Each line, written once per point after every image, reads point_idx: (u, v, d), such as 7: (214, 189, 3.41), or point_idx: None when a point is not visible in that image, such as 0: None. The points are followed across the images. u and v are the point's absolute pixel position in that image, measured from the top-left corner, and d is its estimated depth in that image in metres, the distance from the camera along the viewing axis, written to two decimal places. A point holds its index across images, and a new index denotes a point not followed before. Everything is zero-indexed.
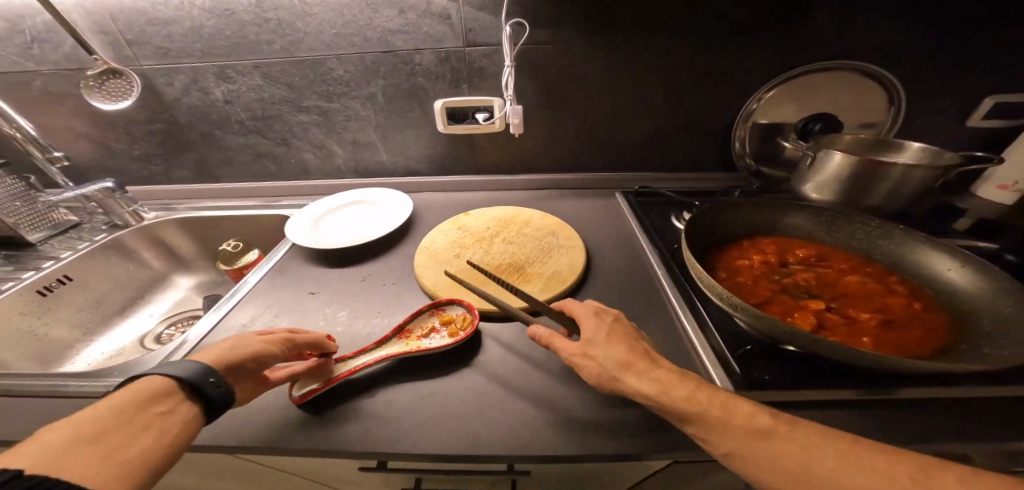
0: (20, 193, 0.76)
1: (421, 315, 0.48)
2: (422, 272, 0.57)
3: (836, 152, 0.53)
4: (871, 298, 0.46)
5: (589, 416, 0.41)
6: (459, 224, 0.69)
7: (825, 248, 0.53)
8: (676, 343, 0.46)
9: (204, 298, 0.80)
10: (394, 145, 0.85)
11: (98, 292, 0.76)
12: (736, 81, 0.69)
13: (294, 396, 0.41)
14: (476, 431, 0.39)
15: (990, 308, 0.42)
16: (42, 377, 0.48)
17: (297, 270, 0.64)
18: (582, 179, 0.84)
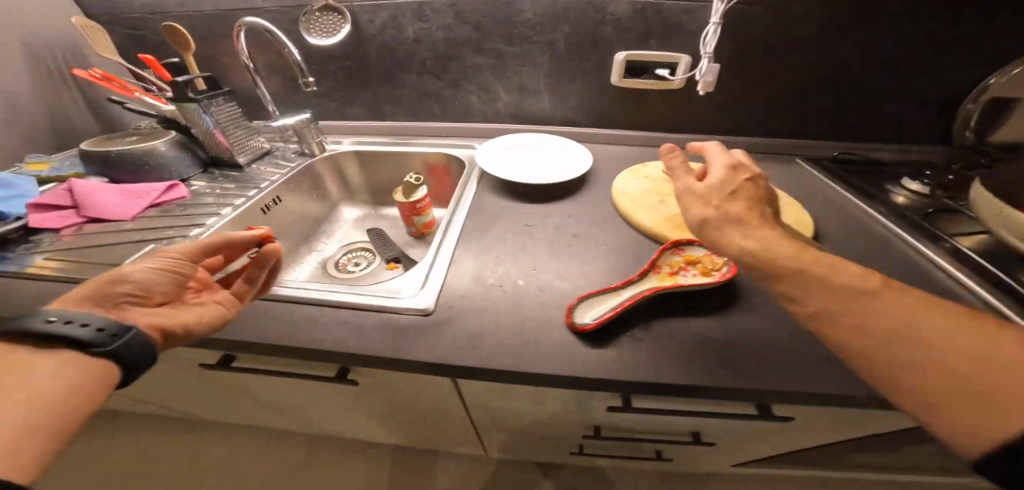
0: (235, 117, 0.80)
1: (664, 254, 0.49)
2: (637, 216, 0.58)
3: None
4: None
5: None
6: (643, 174, 0.69)
7: None
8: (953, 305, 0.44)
9: (372, 229, 0.88)
10: (559, 98, 0.84)
11: (292, 217, 0.83)
12: (976, 42, 0.63)
13: (582, 324, 0.42)
14: (773, 366, 0.39)
15: None
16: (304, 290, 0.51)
17: (496, 208, 0.67)
18: (756, 143, 0.80)
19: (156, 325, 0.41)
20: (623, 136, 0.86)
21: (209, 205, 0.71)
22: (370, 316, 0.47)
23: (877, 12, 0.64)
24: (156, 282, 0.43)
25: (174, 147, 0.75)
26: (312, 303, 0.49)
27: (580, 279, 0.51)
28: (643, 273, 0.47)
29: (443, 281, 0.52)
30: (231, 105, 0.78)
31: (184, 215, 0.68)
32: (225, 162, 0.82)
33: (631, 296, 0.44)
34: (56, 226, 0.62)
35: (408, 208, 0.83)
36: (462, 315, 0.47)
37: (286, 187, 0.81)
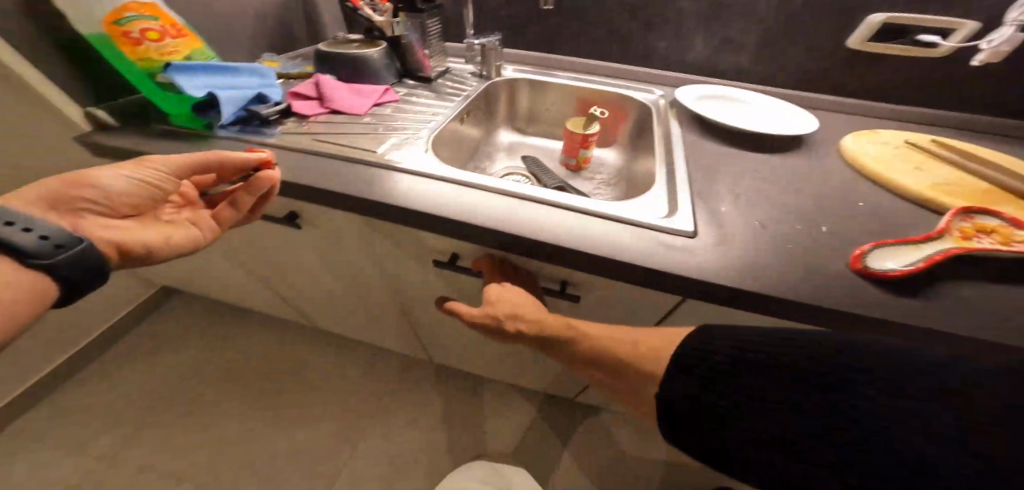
0: (436, 35, 0.89)
1: (954, 218, 0.47)
2: (895, 177, 0.55)
3: None
4: None
5: None
6: (879, 139, 0.65)
7: None
8: None
9: (529, 157, 0.87)
10: (762, 52, 0.80)
11: (469, 136, 0.87)
12: None
13: (890, 270, 0.42)
14: None
15: None
16: (562, 204, 0.54)
17: (714, 150, 0.66)
18: (980, 126, 0.74)
19: (104, 236, 0.47)
20: (823, 100, 0.80)
21: (420, 111, 0.78)
22: (634, 230, 0.50)
23: None
24: (132, 194, 0.49)
25: (385, 54, 0.86)
26: (571, 210, 0.53)
27: (849, 229, 0.49)
28: (938, 234, 0.45)
29: (690, 209, 0.53)
30: (435, 20, 0.86)
31: (404, 118, 0.75)
32: (418, 73, 0.91)
33: (937, 252, 0.43)
34: (307, 112, 0.71)
35: (578, 141, 0.82)
36: (727, 243, 0.48)
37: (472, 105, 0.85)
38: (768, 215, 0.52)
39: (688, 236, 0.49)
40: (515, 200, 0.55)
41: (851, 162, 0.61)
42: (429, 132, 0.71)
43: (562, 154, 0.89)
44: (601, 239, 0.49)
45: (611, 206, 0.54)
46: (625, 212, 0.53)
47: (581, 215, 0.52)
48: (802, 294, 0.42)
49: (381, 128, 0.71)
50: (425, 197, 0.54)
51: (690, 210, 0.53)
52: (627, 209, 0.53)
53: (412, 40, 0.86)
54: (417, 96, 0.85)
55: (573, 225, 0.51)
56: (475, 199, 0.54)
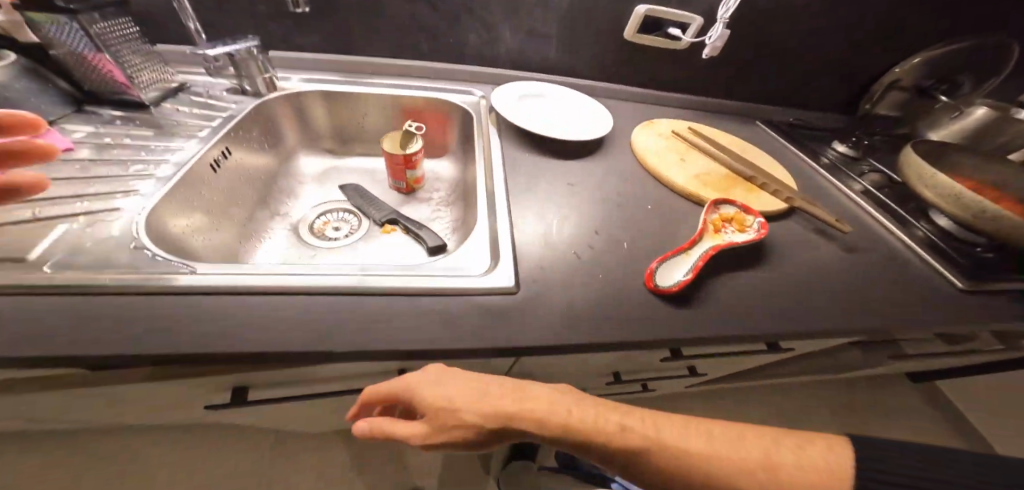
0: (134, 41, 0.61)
1: (709, 212, 0.54)
2: (668, 171, 0.63)
3: (983, 108, 0.67)
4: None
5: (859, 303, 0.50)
6: (657, 130, 0.74)
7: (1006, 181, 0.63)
8: (893, 247, 0.57)
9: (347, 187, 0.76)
10: (568, 45, 0.82)
11: (241, 180, 0.69)
12: (915, 18, 0.75)
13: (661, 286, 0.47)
14: (791, 317, 0.47)
15: None
16: (353, 288, 0.46)
17: (527, 162, 0.64)
18: (735, 104, 0.88)
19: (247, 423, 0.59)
20: (623, 90, 0.87)
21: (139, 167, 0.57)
22: (444, 304, 0.46)
23: None
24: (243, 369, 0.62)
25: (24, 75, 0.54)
26: (370, 293, 0.46)
27: (642, 243, 0.54)
28: (700, 234, 0.52)
29: (504, 250, 0.51)
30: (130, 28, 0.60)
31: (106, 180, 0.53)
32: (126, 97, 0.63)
33: (701, 256, 0.50)
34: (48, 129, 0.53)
35: (400, 160, 0.72)
36: (539, 289, 0.48)
37: (232, 137, 0.66)
38: (576, 241, 0.52)
39: (512, 292, 0.48)
40: (305, 295, 0.45)
41: (641, 159, 0.66)
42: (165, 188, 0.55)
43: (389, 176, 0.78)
44: (406, 322, 0.44)
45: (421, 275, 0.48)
46: (439, 277, 0.49)
47: (387, 300, 0.46)
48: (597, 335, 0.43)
49: (108, 215, 0.50)
50: (197, 333, 0.40)
51: (508, 254, 0.51)
52: (436, 273, 0.49)
53: (79, 49, 0.56)
54: (123, 152, 0.60)
55: (363, 322, 0.44)
56: (251, 305, 0.43)
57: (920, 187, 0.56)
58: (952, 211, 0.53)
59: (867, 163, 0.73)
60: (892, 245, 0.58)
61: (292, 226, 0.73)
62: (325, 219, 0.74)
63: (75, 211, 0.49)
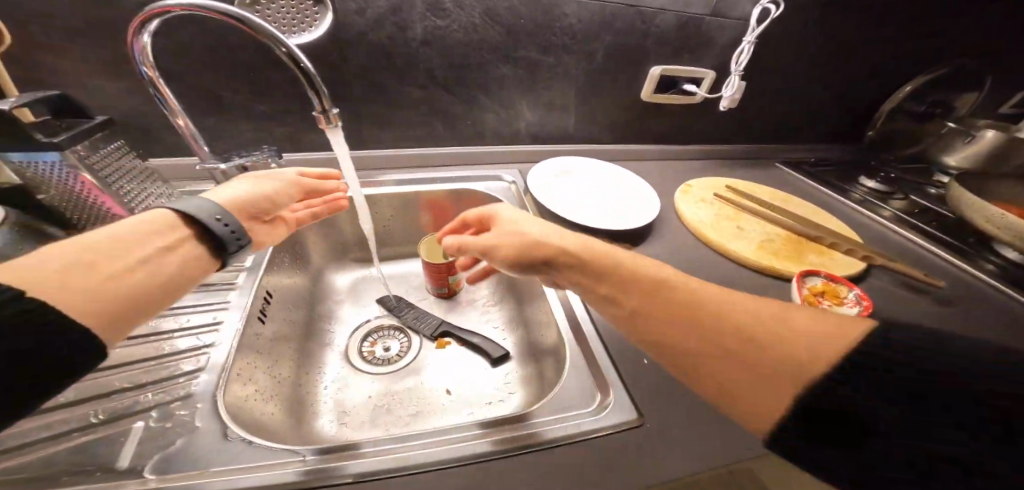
0: (138, 173, 0.48)
1: (802, 293, 0.52)
2: (731, 245, 0.62)
3: (990, 133, 0.74)
4: None
5: None
6: (696, 197, 0.73)
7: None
8: (972, 289, 0.58)
9: (392, 298, 0.71)
10: (587, 112, 0.80)
11: (288, 317, 0.58)
12: (905, 55, 0.79)
13: None
14: None
15: None
16: (493, 448, 0.38)
17: None
18: (748, 148, 0.90)
19: None
20: (641, 149, 0.87)
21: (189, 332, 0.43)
22: (587, 445, 0.40)
23: (853, 32, 0.74)
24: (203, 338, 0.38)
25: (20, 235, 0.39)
26: (509, 453, 0.38)
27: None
28: None
29: (613, 376, 0.46)
30: (130, 154, 0.47)
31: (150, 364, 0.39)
32: None
33: None
34: None
35: (442, 268, 0.69)
36: (664, 412, 0.44)
37: (272, 273, 0.55)
38: None
39: (639, 424, 0.42)
40: (433, 477, 0.36)
41: (697, 233, 0.66)
42: (230, 355, 0.42)
43: (427, 284, 0.74)
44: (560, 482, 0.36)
45: (545, 417, 0.42)
46: (563, 418, 0.42)
47: (529, 460, 0.38)
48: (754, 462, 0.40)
49: (175, 405, 0.37)
50: None
51: (618, 380, 0.46)
52: (561, 416, 0.42)
53: (70, 188, 0.42)
54: None
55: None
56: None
57: (984, 223, 0.58)
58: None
59: (896, 195, 0.77)
60: (966, 278, 0.60)
61: (344, 358, 0.65)
62: (372, 341, 0.68)
63: (141, 406, 0.36)
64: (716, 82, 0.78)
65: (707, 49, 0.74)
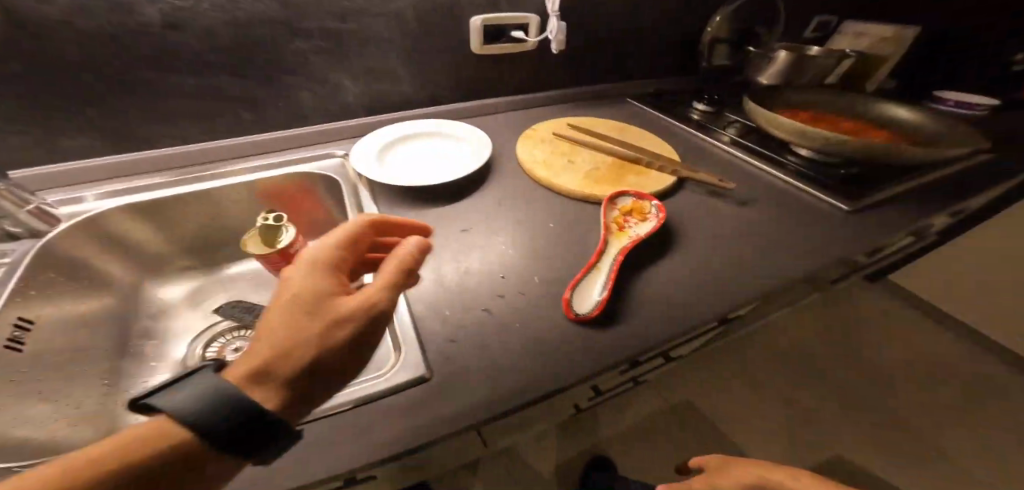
0: None
1: (607, 213, 0.55)
2: (556, 181, 0.63)
3: (783, 51, 0.86)
4: (858, 130, 0.73)
5: (774, 256, 0.52)
6: (537, 141, 0.74)
7: (823, 110, 0.79)
8: (784, 189, 0.63)
9: (233, 304, 0.66)
10: (419, 75, 0.77)
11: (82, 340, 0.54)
12: None
13: (585, 315, 0.44)
14: (721, 290, 0.48)
15: (923, 126, 0.70)
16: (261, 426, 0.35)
17: (412, 218, 0.59)
18: (596, 89, 0.93)
19: None
20: (493, 106, 0.86)
21: None
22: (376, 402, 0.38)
23: None
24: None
25: None
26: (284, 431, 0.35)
27: (567, 262, 0.53)
28: (605, 239, 0.51)
29: (415, 332, 0.45)
30: None
31: None
32: None
33: (612, 264, 0.48)
34: None
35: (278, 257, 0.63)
36: (466, 356, 0.43)
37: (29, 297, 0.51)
38: (488, 290, 0.49)
39: (425, 381, 0.40)
40: None
41: (530, 174, 0.67)
42: None
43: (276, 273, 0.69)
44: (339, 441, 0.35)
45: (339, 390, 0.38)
46: (348, 389, 0.39)
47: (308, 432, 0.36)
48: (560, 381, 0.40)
49: None
50: None
51: (414, 339, 0.44)
52: (350, 385, 0.39)
53: None
54: None
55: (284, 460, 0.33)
56: None
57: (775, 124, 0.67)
58: (809, 143, 0.66)
59: (727, 116, 0.85)
60: (770, 179, 0.65)
61: (178, 369, 0.59)
62: (220, 345, 0.62)
63: None
64: (541, 26, 0.78)
65: None
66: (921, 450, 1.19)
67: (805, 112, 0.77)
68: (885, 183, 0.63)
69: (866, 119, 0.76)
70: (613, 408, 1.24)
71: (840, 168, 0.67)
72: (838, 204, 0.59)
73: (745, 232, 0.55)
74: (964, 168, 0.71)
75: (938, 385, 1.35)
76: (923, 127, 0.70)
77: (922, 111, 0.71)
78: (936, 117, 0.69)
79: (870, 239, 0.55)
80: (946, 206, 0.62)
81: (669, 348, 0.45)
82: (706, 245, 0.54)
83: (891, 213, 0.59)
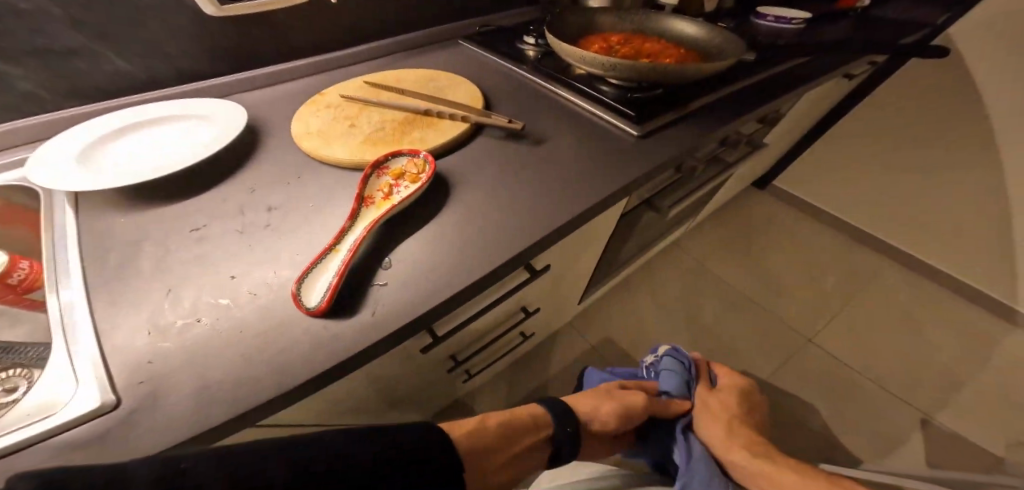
0: None
1: (370, 179, 0.46)
2: (326, 151, 0.52)
3: None
4: (660, 51, 0.70)
5: (566, 200, 0.48)
6: (321, 104, 0.61)
7: (633, 33, 0.76)
8: (582, 121, 0.60)
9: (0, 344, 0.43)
10: (144, 45, 0.58)
11: None
12: None
13: (312, 308, 0.37)
14: (497, 242, 0.44)
15: (717, 42, 0.69)
16: None
17: (127, 225, 0.46)
18: (412, 36, 0.81)
19: None
20: (278, 71, 0.70)
21: None
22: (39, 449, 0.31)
23: None
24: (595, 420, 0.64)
25: None
26: None
27: (321, 242, 0.44)
28: (356, 213, 0.43)
29: (105, 357, 0.36)
30: None
31: None
32: None
33: (352, 243, 0.41)
34: None
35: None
36: (175, 376, 0.35)
37: None
38: (208, 299, 0.40)
39: (112, 408, 0.33)
40: None
41: (299, 145, 0.54)
42: None
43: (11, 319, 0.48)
44: None
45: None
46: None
47: None
48: (292, 379, 0.34)
49: None
50: None
51: (100, 365, 0.35)
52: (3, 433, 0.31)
53: None
54: None
55: None
56: None
57: (569, 52, 0.63)
58: (603, 70, 0.62)
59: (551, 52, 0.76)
60: (568, 109, 0.63)
61: None
62: None
63: None
64: None
65: None
66: (790, 335, 1.35)
67: (614, 36, 0.74)
68: (678, 104, 0.62)
69: (668, 40, 0.74)
70: (525, 369, 1.21)
71: (639, 92, 0.65)
72: (626, 132, 0.57)
73: (538, 178, 0.50)
74: (756, 81, 0.73)
75: (817, 274, 1.53)
76: (712, 48, 0.69)
77: (714, 30, 0.70)
78: (725, 34, 0.69)
79: (654, 161, 0.54)
80: (731, 117, 0.63)
81: (428, 323, 0.40)
82: (485, 196, 0.48)
83: (688, 134, 0.59)
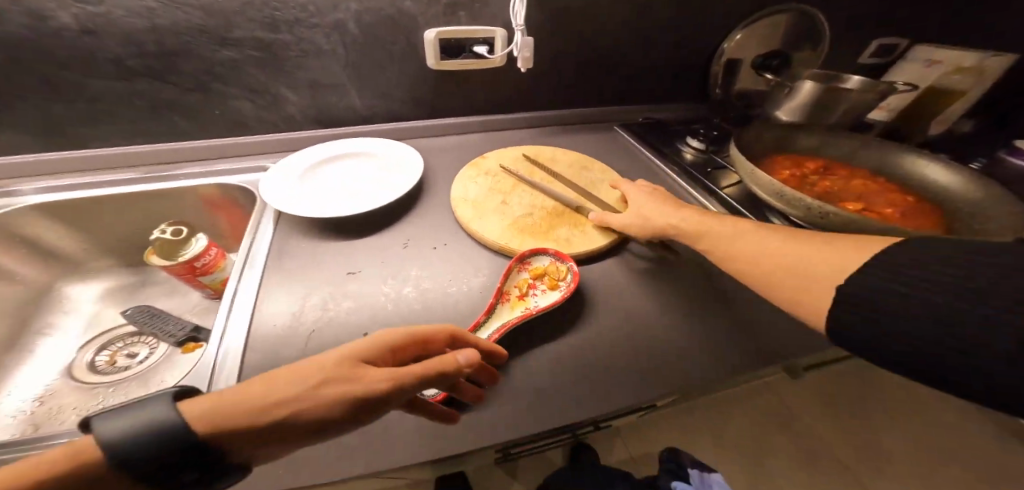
0: None
1: (511, 274, 0.47)
2: (477, 226, 0.54)
3: (806, 82, 0.73)
4: (878, 192, 0.60)
5: (705, 356, 0.42)
6: (483, 170, 0.65)
7: (837, 159, 0.67)
8: None
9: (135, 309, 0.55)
10: (370, 87, 0.70)
11: None
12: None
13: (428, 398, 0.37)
14: (622, 384, 0.39)
15: (968, 198, 0.56)
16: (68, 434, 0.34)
17: (304, 248, 0.54)
18: (578, 115, 0.83)
19: None
20: (453, 127, 0.78)
21: None
22: None
23: None
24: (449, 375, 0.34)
25: None
26: None
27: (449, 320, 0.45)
28: (492, 309, 0.44)
29: (245, 373, 0.39)
30: None
31: None
32: None
33: (481, 342, 0.41)
34: None
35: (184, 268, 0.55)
36: None
37: None
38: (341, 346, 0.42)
39: None
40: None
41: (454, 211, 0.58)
42: None
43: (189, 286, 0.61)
44: None
45: None
46: None
47: None
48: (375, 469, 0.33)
49: None
50: None
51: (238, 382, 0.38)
52: None
53: None
54: None
55: None
56: None
57: (749, 178, 0.57)
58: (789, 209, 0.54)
59: (716, 160, 0.71)
60: None
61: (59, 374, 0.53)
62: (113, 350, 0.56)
63: None
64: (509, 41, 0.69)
65: (484, 8, 0.65)
66: None
67: (812, 160, 0.65)
68: None
69: (890, 177, 0.63)
70: None
71: None
72: None
73: (682, 320, 0.45)
74: None
75: None
76: (963, 203, 0.56)
77: (972, 180, 0.57)
78: (986, 188, 0.55)
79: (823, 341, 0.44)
80: None
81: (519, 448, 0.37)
82: (613, 322, 0.45)
83: None
